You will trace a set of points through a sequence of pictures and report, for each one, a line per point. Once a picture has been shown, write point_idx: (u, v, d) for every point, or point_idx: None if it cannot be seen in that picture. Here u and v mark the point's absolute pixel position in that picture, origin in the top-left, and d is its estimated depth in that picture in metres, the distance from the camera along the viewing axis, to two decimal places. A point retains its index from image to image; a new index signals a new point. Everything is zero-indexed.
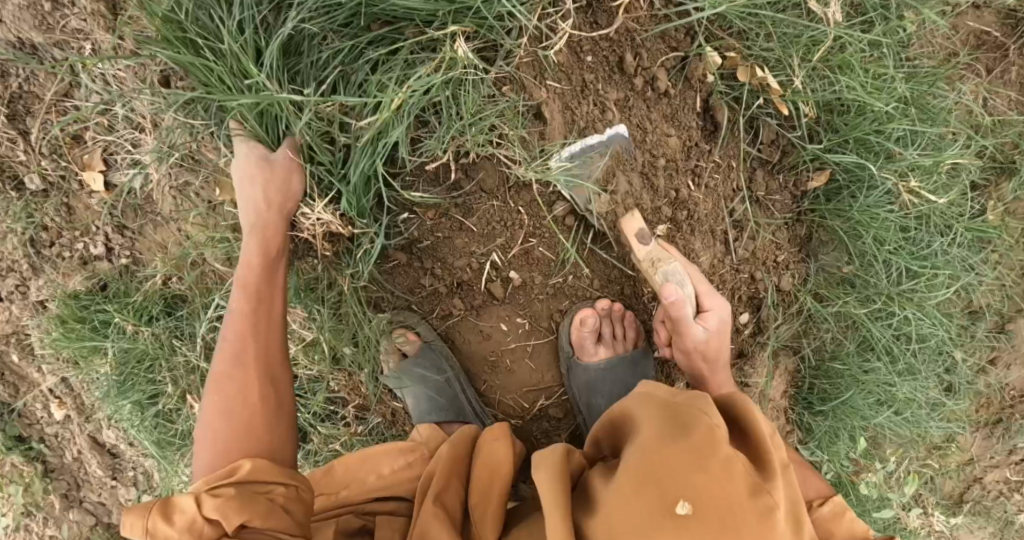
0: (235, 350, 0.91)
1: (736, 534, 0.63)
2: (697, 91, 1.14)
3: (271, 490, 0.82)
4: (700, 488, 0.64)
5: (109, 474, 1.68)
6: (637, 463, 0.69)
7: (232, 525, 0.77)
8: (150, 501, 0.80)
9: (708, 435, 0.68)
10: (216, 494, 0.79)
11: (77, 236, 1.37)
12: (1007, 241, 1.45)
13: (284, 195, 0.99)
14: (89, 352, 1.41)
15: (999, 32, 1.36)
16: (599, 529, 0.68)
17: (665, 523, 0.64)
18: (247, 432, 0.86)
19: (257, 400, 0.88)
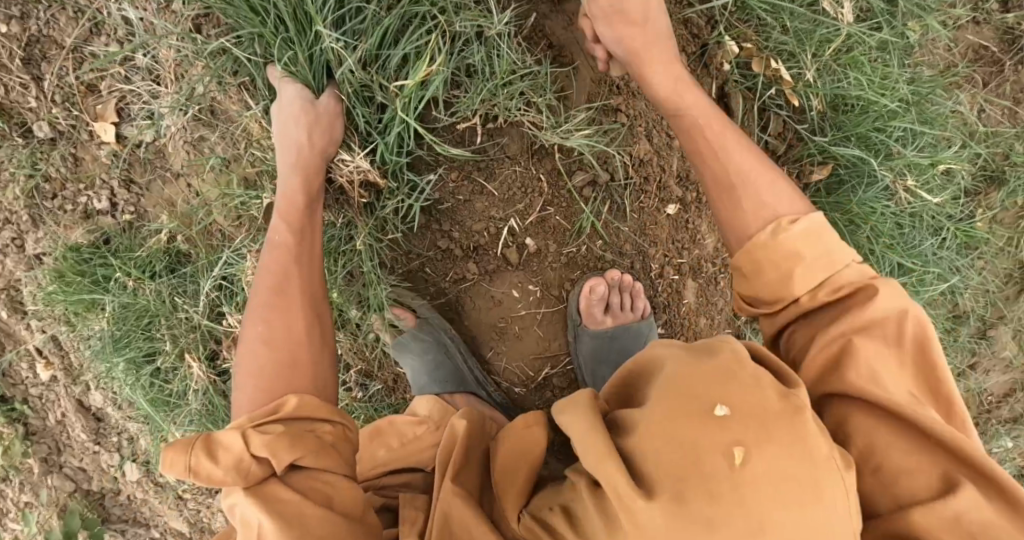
0: (277, 283, 0.91)
1: (777, 434, 0.62)
2: (714, 78, 1.19)
3: (315, 429, 0.84)
4: (735, 395, 0.65)
5: (93, 439, 1.65)
6: (665, 386, 0.69)
7: (282, 464, 0.78)
8: (194, 437, 0.80)
9: (736, 359, 0.70)
10: (264, 432, 0.79)
11: (82, 189, 1.36)
12: (993, 249, 1.51)
13: (326, 137, 1.00)
14: (86, 307, 1.39)
15: (996, 47, 1.42)
16: (635, 445, 0.65)
17: (703, 425, 0.63)
18: (292, 365, 0.87)
19: (299, 334, 0.89)
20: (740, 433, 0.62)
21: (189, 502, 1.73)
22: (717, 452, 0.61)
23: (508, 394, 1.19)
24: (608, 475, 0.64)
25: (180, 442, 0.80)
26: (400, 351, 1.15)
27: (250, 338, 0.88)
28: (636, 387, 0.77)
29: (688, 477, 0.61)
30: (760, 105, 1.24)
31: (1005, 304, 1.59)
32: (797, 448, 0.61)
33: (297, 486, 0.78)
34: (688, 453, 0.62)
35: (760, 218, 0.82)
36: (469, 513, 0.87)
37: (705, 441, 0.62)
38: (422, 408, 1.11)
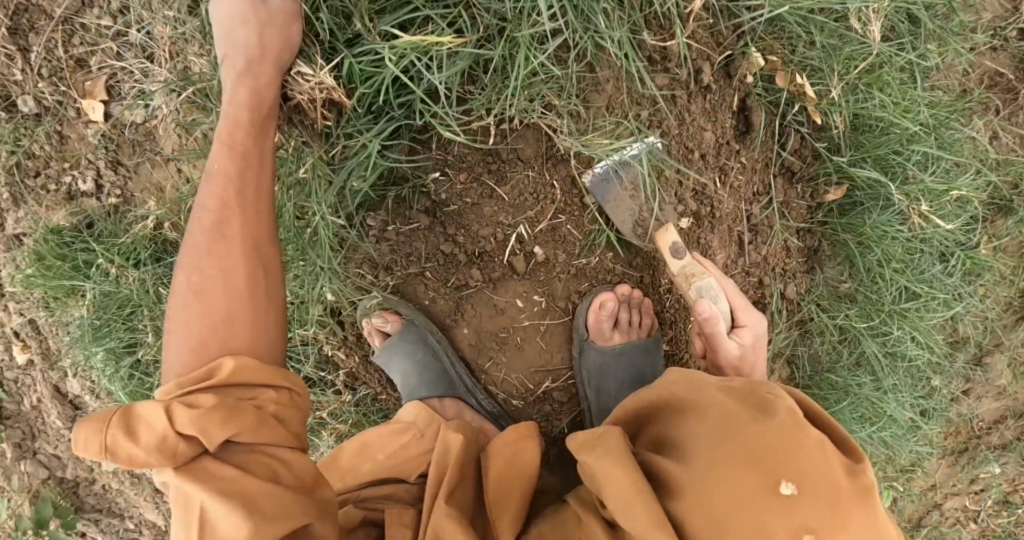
0: (216, 223, 0.86)
1: (844, 515, 0.67)
2: (736, 90, 1.15)
3: (256, 396, 0.81)
4: (800, 468, 0.68)
5: (68, 426, 1.61)
6: (718, 449, 0.71)
7: (213, 441, 0.76)
8: (108, 416, 0.76)
9: (794, 416, 0.72)
10: (190, 406, 0.76)
11: (66, 168, 1.30)
12: (997, 277, 1.49)
13: (278, 48, 0.90)
14: (65, 293, 1.33)
15: (1012, 75, 1.40)
16: (695, 512, 0.69)
17: (770, 505, 0.67)
18: (226, 314, 0.83)
19: (234, 282, 0.85)
20: (809, 517, 0.66)
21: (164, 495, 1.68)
22: (788, 536, 0.66)
23: (505, 404, 1.16)
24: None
25: (94, 418, 0.77)
26: (385, 358, 1.13)
27: (183, 280, 0.85)
28: (671, 423, 0.80)
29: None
30: (782, 121, 1.21)
31: (1004, 332, 1.58)
32: (862, 527, 0.67)
33: (233, 461, 0.77)
34: (755, 537, 0.67)
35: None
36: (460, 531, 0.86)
37: (775, 525, 0.66)
38: (408, 416, 1.10)
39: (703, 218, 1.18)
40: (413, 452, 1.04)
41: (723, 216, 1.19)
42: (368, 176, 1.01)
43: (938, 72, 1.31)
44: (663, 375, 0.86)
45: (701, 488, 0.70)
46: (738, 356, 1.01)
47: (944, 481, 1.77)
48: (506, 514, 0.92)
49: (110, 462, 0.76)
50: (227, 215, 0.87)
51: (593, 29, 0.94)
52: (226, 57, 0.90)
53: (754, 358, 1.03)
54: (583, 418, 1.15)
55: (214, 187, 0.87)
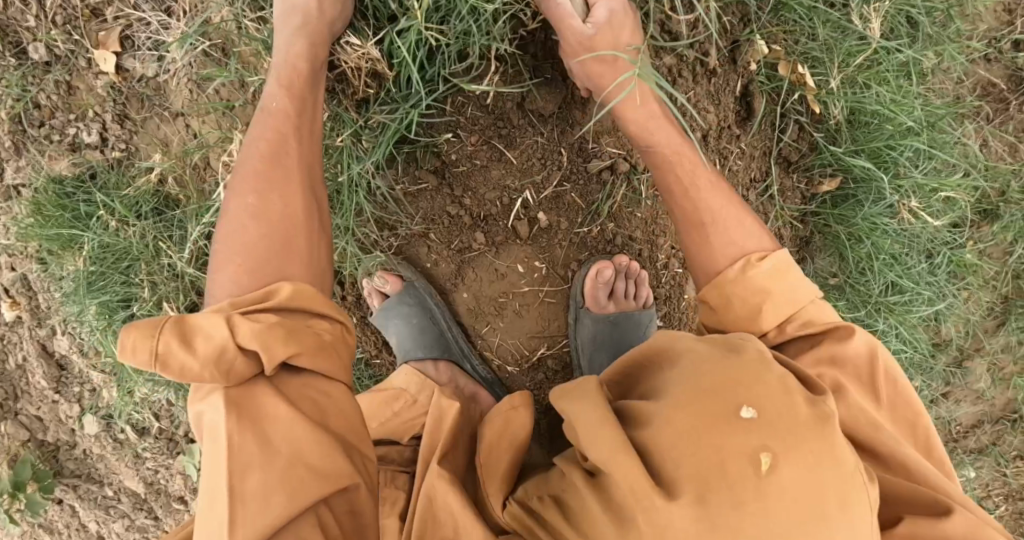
0: (272, 157, 0.89)
1: (801, 442, 0.65)
2: (740, 76, 1.19)
3: (311, 323, 0.83)
4: (761, 396, 0.68)
5: (53, 387, 1.60)
6: (686, 383, 0.72)
7: (272, 359, 0.77)
8: (159, 321, 0.75)
9: (761, 357, 0.73)
10: (254, 319, 0.78)
11: (72, 119, 1.30)
12: (980, 281, 1.54)
13: (336, 10, 0.95)
14: (63, 244, 1.33)
15: (1004, 86, 1.45)
16: (658, 438, 0.68)
17: (731, 428, 0.66)
18: (283, 242, 0.85)
19: (292, 215, 0.87)
20: (766, 438, 0.65)
21: (147, 461, 1.67)
22: (744, 456, 0.65)
23: (499, 370, 1.17)
24: (634, 473, 0.67)
25: (142, 324, 0.75)
26: (383, 318, 1.15)
27: (237, 212, 0.86)
28: (651, 375, 0.79)
29: (714, 480, 0.64)
30: (781, 109, 1.24)
31: (984, 337, 1.62)
32: (820, 456, 0.65)
33: (285, 394, 0.78)
34: (712, 456, 0.65)
35: (729, 253, 0.88)
36: (454, 497, 0.87)
37: (731, 445, 0.65)
38: (401, 381, 1.11)
39: None
40: (405, 417, 1.04)
41: None
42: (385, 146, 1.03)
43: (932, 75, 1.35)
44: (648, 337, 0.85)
45: (665, 414, 0.69)
46: (589, 36, 0.94)
47: None
48: (496, 476, 0.90)
49: (158, 371, 0.74)
50: (284, 156, 0.90)
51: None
52: (285, 12, 0.94)
53: (614, 36, 0.95)
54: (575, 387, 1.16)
55: (269, 129, 0.90)
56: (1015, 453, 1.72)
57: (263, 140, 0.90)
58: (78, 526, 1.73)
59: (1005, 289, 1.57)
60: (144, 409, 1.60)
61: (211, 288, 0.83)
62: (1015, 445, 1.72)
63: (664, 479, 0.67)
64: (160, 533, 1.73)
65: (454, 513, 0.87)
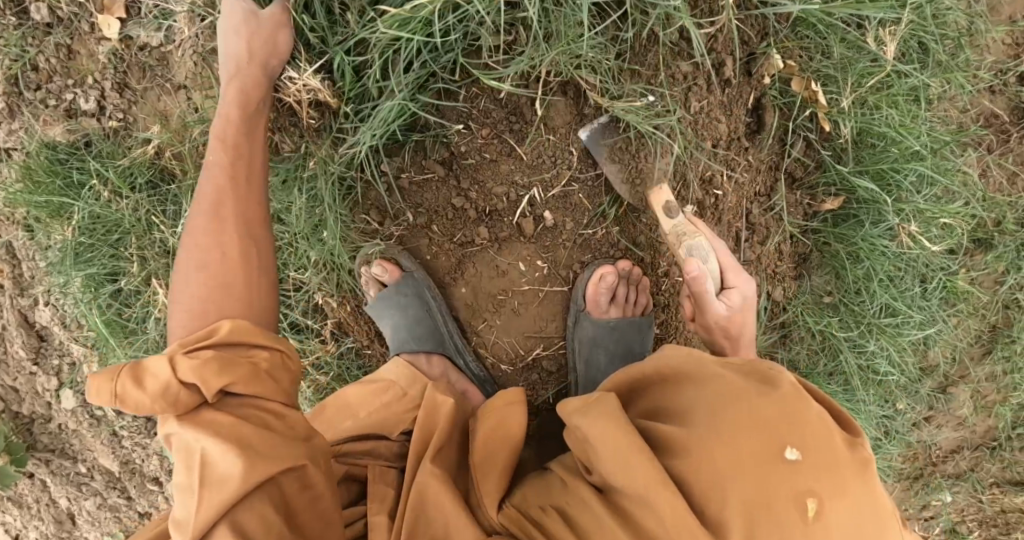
0: (214, 204, 0.92)
1: (843, 484, 0.68)
2: (754, 88, 1.18)
3: (251, 353, 0.83)
4: (805, 436, 0.69)
5: (31, 358, 1.56)
6: (719, 414, 0.72)
7: (211, 389, 0.78)
8: (119, 366, 0.79)
9: (798, 392, 0.73)
10: (193, 356, 0.79)
11: (69, 85, 1.27)
12: (969, 308, 1.55)
13: (269, 51, 0.97)
14: (53, 212, 1.30)
15: (1006, 118, 1.46)
16: (697, 473, 0.69)
17: (776, 469, 0.68)
18: (221, 284, 0.87)
19: (227, 258, 0.89)
20: (813, 482, 0.67)
21: (124, 440, 1.64)
22: (792, 500, 0.67)
23: (492, 368, 1.17)
24: (680, 511, 0.69)
25: (106, 370, 0.79)
26: (378, 308, 1.13)
27: (183, 262, 0.89)
28: (670, 392, 0.80)
29: (760, 521, 0.67)
30: (791, 125, 1.24)
31: (970, 364, 1.63)
32: (860, 498, 0.68)
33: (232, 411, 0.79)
34: (761, 499, 0.67)
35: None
36: (445, 494, 0.86)
37: (780, 488, 0.67)
38: (391, 374, 1.10)
39: (707, 208, 1.20)
40: (396, 412, 1.04)
41: (724, 210, 1.22)
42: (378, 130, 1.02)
43: (941, 101, 1.35)
44: (658, 350, 0.86)
45: (707, 451, 0.70)
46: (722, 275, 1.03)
47: (897, 502, 1.82)
48: (491, 474, 0.90)
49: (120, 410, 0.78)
50: (223, 200, 0.92)
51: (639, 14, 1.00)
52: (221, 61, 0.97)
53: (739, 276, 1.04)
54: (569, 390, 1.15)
55: (207, 175, 0.93)
56: (993, 480, 1.74)
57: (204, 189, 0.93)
58: (48, 501, 1.69)
59: (993, 317, 1.58)
60: None
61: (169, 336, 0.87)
62: (992, 473, 1.73)
63: (711, 516, 0.68)
64: (132, 513, 1.71)
65: (446, 512, 0.85)
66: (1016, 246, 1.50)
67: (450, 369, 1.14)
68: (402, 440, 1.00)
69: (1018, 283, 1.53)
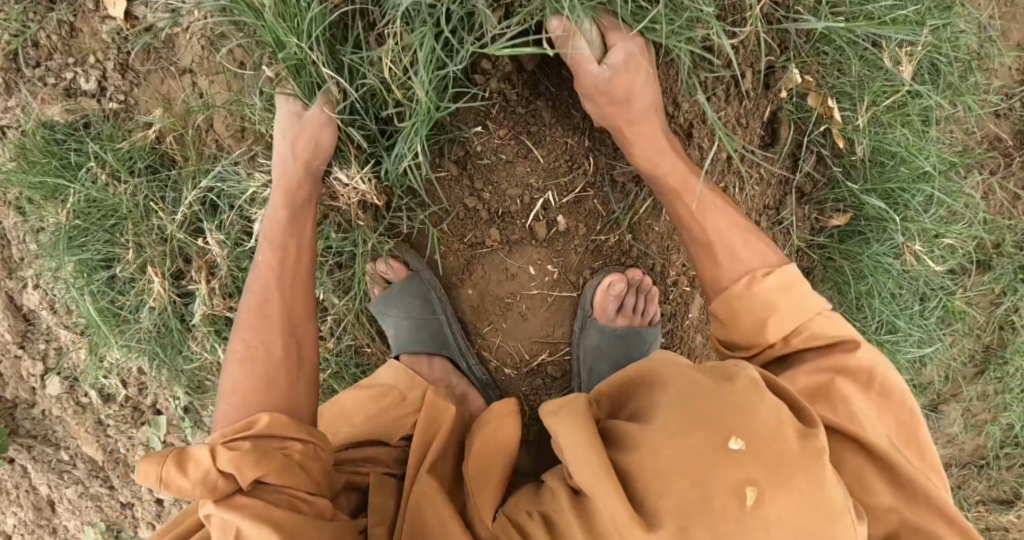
0: (258, 304, 0.93)
1: (790, 481, 0.61)
2: (770, 102, 1.18)
3: (285, 446, 0.83)
4: (750, 428, 0.63)
5: (17, 342, 1.53)
6: (674, 410, 0.68)
7: (247, 479, 0.78)
8: (166, 450, 0.80)
9: (753, 387, 0.68)
10: (231, 447, 0.79)
11: (70, 64, 1.24)
12: (965, 328, 1.56)
13: (314, 148, 0.99)
14: (47, 193, 1.26)
15: (1012, 142, 1.47)
16: (638, 465, 0.65)
17: (714, 458, 0.62)
18: (265, 383, 0.87)
19: (272, 358, 0.89)
20: (754, 472, 0.61)
21: (109, 429, 1.61)
22: (730, 490, 0.61)
23: (495, 371, 1.15)
24: (616, 502, 0.64)
25: (156, 452, 0.81)
26: (381, 307, 1.13)
27: (230, 359, 0.90)
28: (640, 399, 0.76)
29: (697, 513, 0.61)
30: (803, 139, 1.24)
31: (963, 382, 1.64)
32: (811, 494, 0.61)
33: (267, 496, 0.79)
34: (698, 490, 0.61)
35: (736, 269, 0.88)
36: (443, 507, 0.85)
37: (717, 476, 0.61)
38: (391, 377, 1.10)
39: None
40: (395, 417, 1.03)
41: None
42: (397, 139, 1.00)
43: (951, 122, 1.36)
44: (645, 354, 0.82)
45: (651, 442, 0.65)
46: (607, 79, 0.92)
47: None
48: (487, 487, 0.88)
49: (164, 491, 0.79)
50: (268, 297, 0.93)
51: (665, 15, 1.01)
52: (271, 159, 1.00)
53: (633, 75, 0.92)
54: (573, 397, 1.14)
55: (255, 271, 0.95)
56: (979, 498, 1.75)
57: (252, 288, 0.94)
58: (28, 487, 1.67)
59: (988, 337, 1.59)
60: (110, 375, 1.52)
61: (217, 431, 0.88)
62: (979, 491, 1.74)
63: (649, 507, 0.63)
64: (114, 503, 1.68)
65: (443, 526, 0.83)
66: (1014, 268, 1.51)
67: (451, 372, 1.13)
68: (403, 446, 1.00)
69: (1015, 304, 1.54)
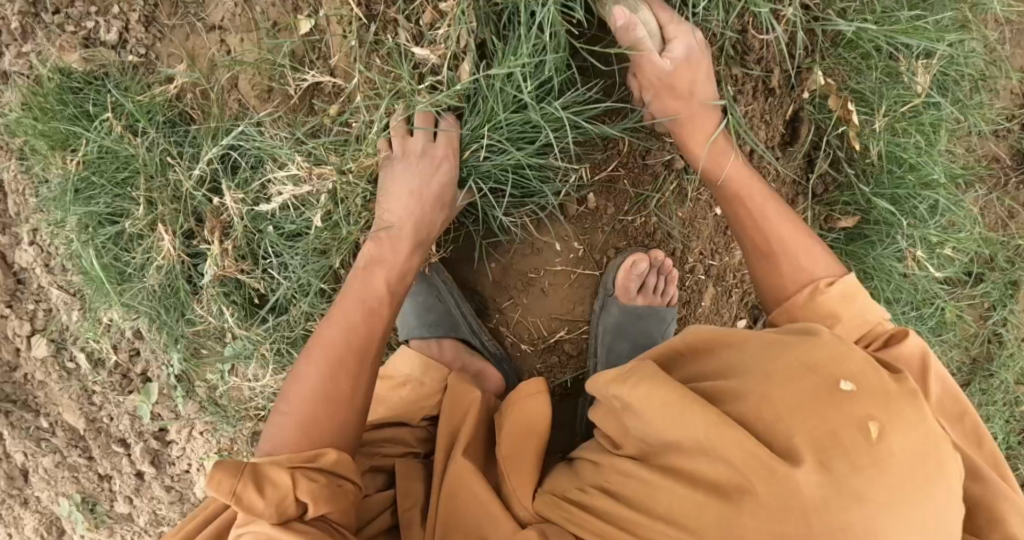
0: (351, 339, 0.95)
1: (901, 411, 0.63)
2: (794, 101, 1.21)
3: (342, 478, 0.87)
4: (852, 369, 0.66)
5: (4, 300, 1.48)
6: (767, 361, 0.69)
7: (316, 512, 0.81)
8: (244, 463, 0.81)
9: (837, 336, 0.70)
10: (309, 477, 0.82)
11: (91, 13, 1.21)
12: (957, 339, 1.60)
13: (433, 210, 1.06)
14: (57, 142, 1.23)
15: (1007, 162, 1.53)
16: (759, 411, 0.65)
17: (832, 398, 0.63)
18: (349, 416, 0.90)
19: (357, 397, 0.91)
20: (871, 408, 0.63)
21: (94, 396, 1.55)
22: (853, 425, 0.62)
23: (512, 347, 1.21)
24: (747, 448, 0.64)
25: (228, 461, 0.81)
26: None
27: (311, 374, 0.91)
28: (707, 359, 0.77)
29: (829, 448, 0.62)
30: (819, 141, 1.28)
31: None
32: (919, 424, 0.63)
33: (324, 526, 0.82)
34: (823, 425, 0.62)
35: (798, 279, 0.92)
36: (478, 488, 0.87)
37: (839, 414, 0.62)
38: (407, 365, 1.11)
39: None
40: (418, 400, 1.07)
41: None
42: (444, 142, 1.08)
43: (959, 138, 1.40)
44: (687, 329, 0.82)
45: (759, 391, 0.66)
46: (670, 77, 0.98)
47: None
48: (522, 467, 0.89)
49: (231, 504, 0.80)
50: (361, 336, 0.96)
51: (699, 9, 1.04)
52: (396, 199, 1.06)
53: (696, 79, 0.99)
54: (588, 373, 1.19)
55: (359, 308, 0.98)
56: None
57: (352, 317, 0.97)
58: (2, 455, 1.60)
59: (975, 348, 1.63)
60: (102, 338, 1.47)
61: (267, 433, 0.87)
62: None
63: (778, 450, 0.63)
64: (91, 475, 1.62)
65: (478, 510, 0.86)
66: (1004, 283, 1.56)
67: (462, 351, 1.16)
68: (424, 424, 1.06)
69: (1004, 318, 1.59)
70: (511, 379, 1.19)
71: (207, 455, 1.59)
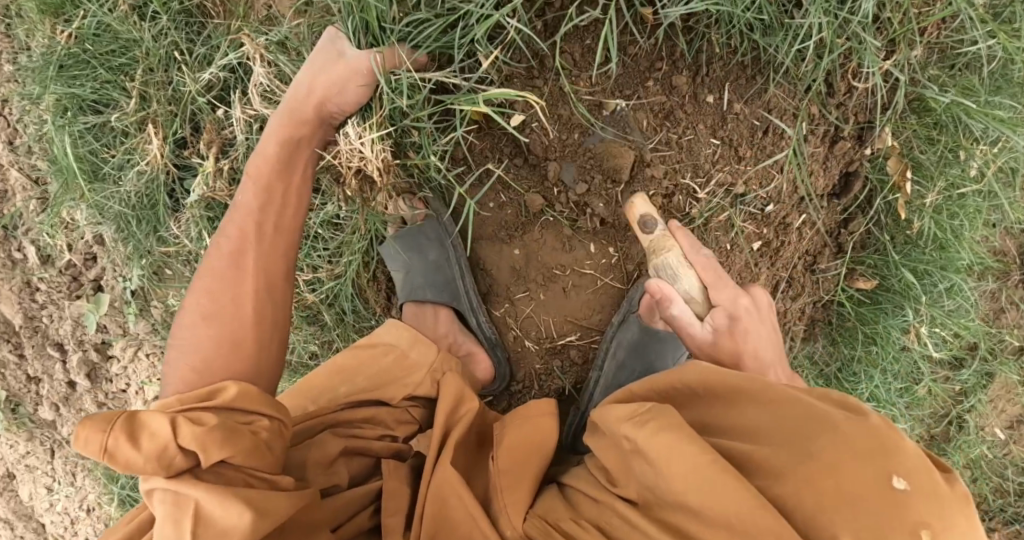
0: (239, 248, 0.88)
1: (951, 527, 0.58)
2: (857, 152, 1.16)
3: (253, 421, 0.77)
4: (905, 464, 0.60)
5: None
6: (813, 438, 0.63)
7: (209, 460, 0.71)
8: (114, 413, 0.72)
9: (890, 424, 0.64)
10: (196, 423, 0.73)
11: None
12: (926, 416, 1.60)
13: (326, 88, 0.96)
14: (50, 7, 1.11)
15: (1016, 259, 1.51)
16: (800, 499, 0.61)
17: (881, 498, 0.58)
18: (232, 347, 0.82)
19: (245, 310, 0.84)
20: (925, 515, 0.58)
21: (36, 294, 1.42)
22: (905, 534, 0.57)
23: (514, 341, 1.17)
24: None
25: (97, 417, 0.72)
26: (390, 251, 1.15)
27: (195, 296, 0.86)
28: (734, 415, 0.71)
29: None
30: (863, 196, 1.23)
31: None
32: (970, 534, 0.59)
33: (224, 478, 0.72)
34: (872, 528, 0.58)
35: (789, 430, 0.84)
36: (463, 494, 0.81)
37: (889, 519, 0.58)
38: (391, 336, 1.02)
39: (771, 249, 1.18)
40: (402, 378, 0.99)
41: (781, 257, 1.20)
42: (423, 110, 1.00)
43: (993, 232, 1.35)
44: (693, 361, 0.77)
45: (804, 474, 0.61)
46: (709, 341, 0.90)
47: None
48: (519, 487, 0.84)
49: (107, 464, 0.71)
50: (246, 237, 0.89)
51: (796, 51, 1.02)
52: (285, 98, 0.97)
53: (737, 341, 0.88)
54: (588, 385, 1.16)
55: (237, 206, 0.92)
56: None
57: (238, 226, 0.90)
58: None
59: (938, 428, 1.62)
60: (58, 235, 1.34)
61: (163, 375, 0.82)
62: None
63: None
64: (19, 375, 1.48)
65: (461, 521, 0.80)
66: (985, 372, 1.55)
67: (455, 325, 1.16)
68: (406, 406, 0.98)
69: (975, 406, 1.58)
70: (501, 368, 1.16)
71: (149, 379, 1.46)
